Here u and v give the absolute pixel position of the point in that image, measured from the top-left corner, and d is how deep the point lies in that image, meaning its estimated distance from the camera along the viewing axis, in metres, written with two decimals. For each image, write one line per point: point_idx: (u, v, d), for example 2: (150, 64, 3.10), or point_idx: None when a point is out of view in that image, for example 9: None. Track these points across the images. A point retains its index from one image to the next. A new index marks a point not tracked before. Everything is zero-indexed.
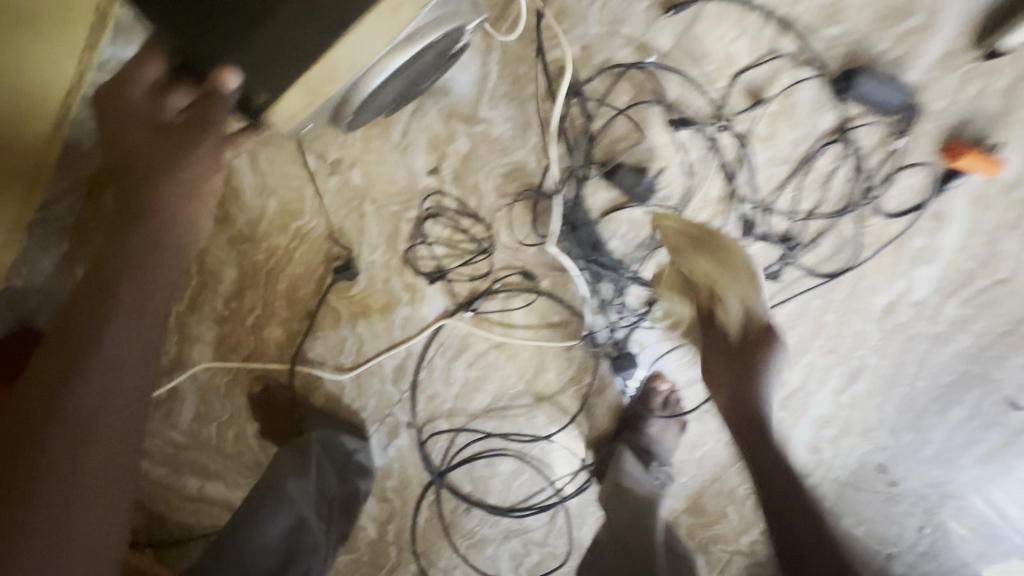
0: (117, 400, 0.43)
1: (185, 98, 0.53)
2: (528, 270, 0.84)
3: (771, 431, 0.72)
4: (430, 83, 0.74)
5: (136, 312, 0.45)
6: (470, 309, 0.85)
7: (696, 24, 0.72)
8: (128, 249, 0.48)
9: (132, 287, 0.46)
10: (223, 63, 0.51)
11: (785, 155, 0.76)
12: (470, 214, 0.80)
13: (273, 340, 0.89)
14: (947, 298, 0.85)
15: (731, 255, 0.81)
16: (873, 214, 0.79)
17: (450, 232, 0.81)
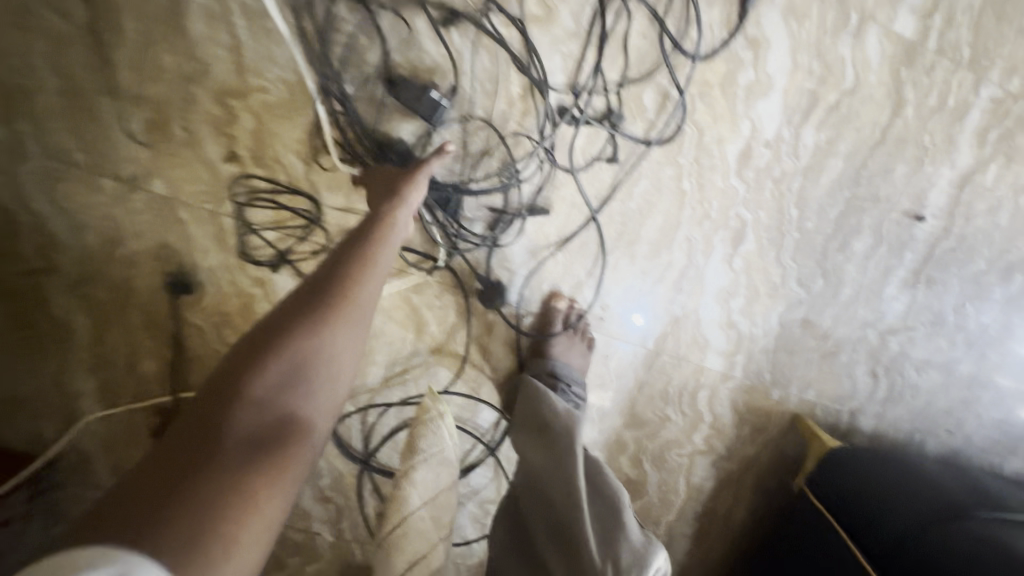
0: (325, 394, 0.53)
1: None
2: None
3: (614, 513, 0.62)
4: (188, 69, 0.71)
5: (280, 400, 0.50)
6: None
7: None
8: (304, 330, 0.54)
9: (261, 385, 0.50)
10: None
11: (569, 28, 0.73)
12: (284, 188, 0.78)
13: (150, 373, 0.87)
14: (800, 126, 0.79)
15: (559, 149, 0.78)
16: (688, 61, 0.75)
17: (272, 213, 0.79)
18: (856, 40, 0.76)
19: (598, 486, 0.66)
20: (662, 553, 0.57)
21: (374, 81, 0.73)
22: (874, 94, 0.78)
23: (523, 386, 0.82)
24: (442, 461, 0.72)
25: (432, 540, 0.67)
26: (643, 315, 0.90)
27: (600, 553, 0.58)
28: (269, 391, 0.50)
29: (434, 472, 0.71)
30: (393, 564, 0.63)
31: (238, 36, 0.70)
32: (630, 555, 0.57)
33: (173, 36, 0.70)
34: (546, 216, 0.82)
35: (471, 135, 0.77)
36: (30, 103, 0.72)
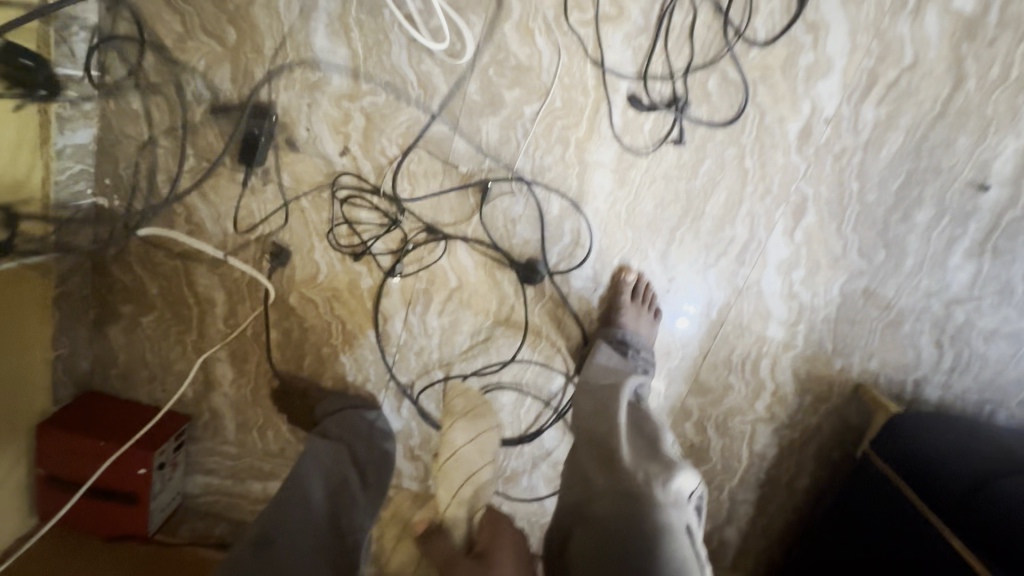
0: None
1: None
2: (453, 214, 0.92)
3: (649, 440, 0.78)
4: (311, 78, 0.85)
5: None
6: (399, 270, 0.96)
7: None
8: None
9: None
10: None
11: (639, 24, 0.81)
12: (370, 187, 0.90)
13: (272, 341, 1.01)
14: (860, 103, 0.84)
15: (629, 133, 0.86)
16: (750, 47, 0.81)
17: (359, 208, 0.92)
18: (914, 19, 0.80)
19: (640, 424, 0.82)
20: (687, 469, 0.71)
21: (466, 81, 0.84)
22: (935, 69, 0.82)
23: (595, 351, 0.94)
24: (483, 409, 0.95)
25: (479, 464, 0.84)
26: (693, 305, 0.98)
27: (632, 463, 0.73)
28: None
29: (472, 420, 0.91)
30: (452, 478, 0.82)
31: (354, 49, 0.83)
32: (657, 467, 0.71)
33: (302, 52, 0.83)
34: (616, 196, 0.90)
35: (549, 124, 0.86)
36: (188, 114, 0.87)
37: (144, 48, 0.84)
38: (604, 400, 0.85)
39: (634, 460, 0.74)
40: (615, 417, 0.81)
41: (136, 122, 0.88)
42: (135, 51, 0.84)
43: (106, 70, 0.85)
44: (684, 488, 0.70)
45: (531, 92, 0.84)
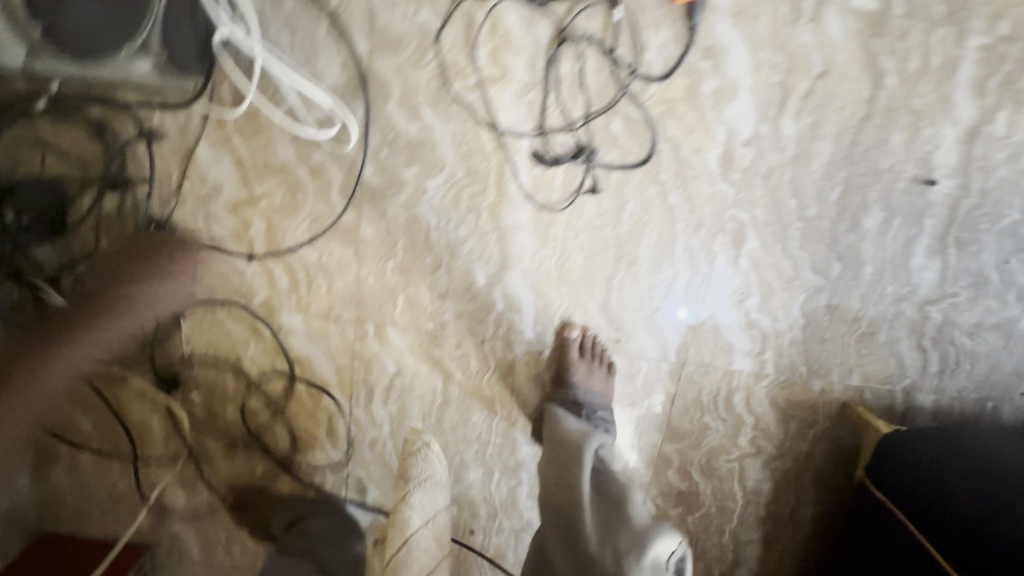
0: None
1: None
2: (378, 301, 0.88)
3: (613, 500, 0.75)
4: (202, 191, 0.81)
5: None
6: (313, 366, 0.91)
7: (374, 20, 0.74)
8: None
9: None
10: None
11: (527, 81, 0.76)
12: (266, 289, 0.87)
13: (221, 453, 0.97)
14: (776, 120, 0.79)
15: (542, 191, 0.82)
16: (647, 84, 0.76)
17: (260, 313, 0.88)
18: (815, 26, 0.75)
19: (601, 484, 0.79)
20: (666, 537, 0.70)
21: (361, 167, 0.80)
22: (849, 72, 0.77)
23: (547, 414, 0.87)
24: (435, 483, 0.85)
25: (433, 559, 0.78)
26: (682, 306, 0.89)
27: (602, 537, 0.70)
28: None
29: (430, 495, 0.83)
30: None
31: (240, 155, 0.79)
32: (629, 539, 0.69)
33: (188, 168, 0.80)
34: (542, 254, 0.85)
35: (455, 195, 0.81)
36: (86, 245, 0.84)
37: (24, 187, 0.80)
38: (565, 471, 0.78)
39: (602, 534, 0.71)
40: (578, 486, 0.76)
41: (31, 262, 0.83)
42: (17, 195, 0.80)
43: None
44: (661, 555, 0.69)
45: (430, 167, 0.80)
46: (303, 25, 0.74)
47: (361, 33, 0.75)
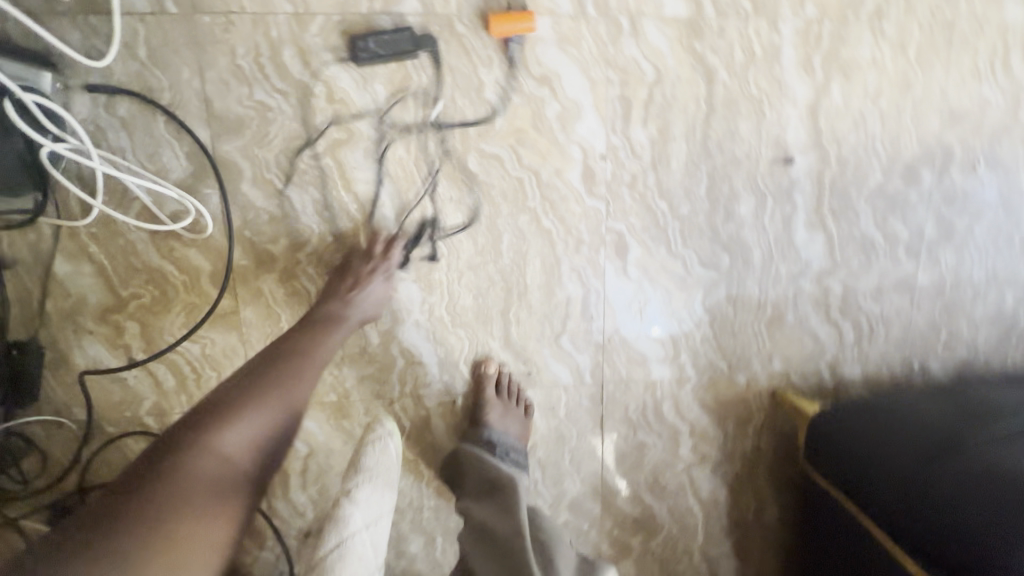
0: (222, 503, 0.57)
1: None
2: None
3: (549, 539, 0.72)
4: (67, 305, 0.78)
5: (179, 501, 0.54)
6: None
7: (210, 106, 0.74)
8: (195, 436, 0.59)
9: (222, 440, 0.59)
10: None
11: (374, 137, 0.77)
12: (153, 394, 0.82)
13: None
14: (624, 130, 0.81)
15: (415, 239, 0.81)
16: (491, 119, 0.78)
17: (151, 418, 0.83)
18: (637, 38, 0.78)
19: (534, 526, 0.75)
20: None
21: (227, 250, 0.79)
22: (681, 74, 0.80)
23: (467, 456, 0.81)
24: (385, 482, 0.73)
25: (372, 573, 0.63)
26: (606, 324, 0.88)
27: None
28: (231, 445, 0.60)
29: (376, 494, 0.69)
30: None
31: (101, 260, 0.77)
32: None
33: (49, 285, 0.78)
34: (431, 300, 0.83)
35: (329, 259, 0.80)
36: None
37: None
38: (498, 504, 0.74)
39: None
40: (517, 519, 0.72)
41: None
42: None
43: None
44: None
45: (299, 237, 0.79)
46: (139, 124, 0.74)
47: (199, 122, 0.75)
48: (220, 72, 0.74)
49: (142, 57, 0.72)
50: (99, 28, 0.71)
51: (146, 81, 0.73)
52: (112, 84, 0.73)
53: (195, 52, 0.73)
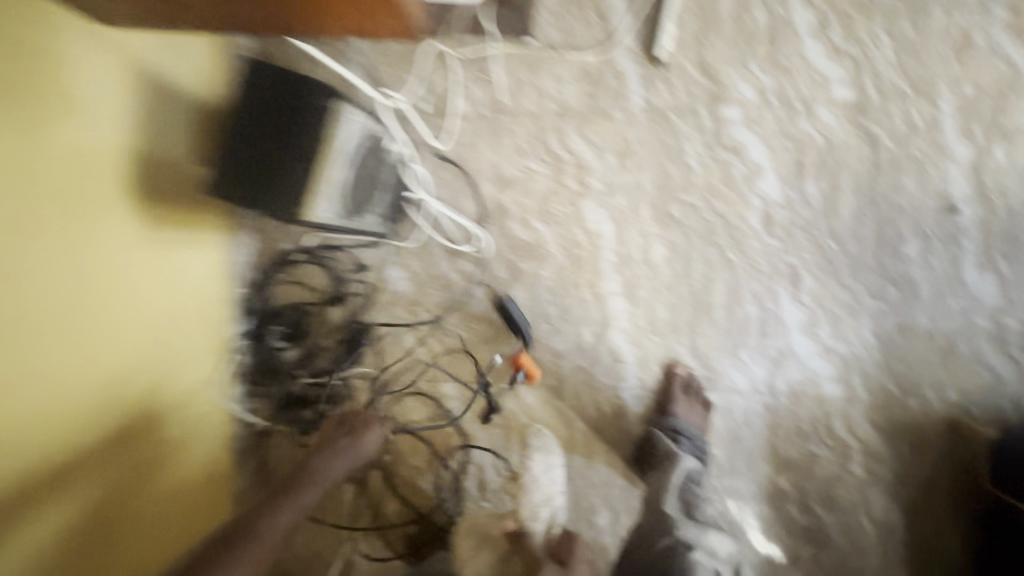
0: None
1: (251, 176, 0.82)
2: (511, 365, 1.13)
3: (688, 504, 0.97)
4: (388, 298, 1.16)
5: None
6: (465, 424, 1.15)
7: (497, 169, 1.11)
8: None
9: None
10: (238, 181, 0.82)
11: (603, 190, 1.08)
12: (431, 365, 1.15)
13: (387, 499, 1.17)
14: (799, 185, 1.03)
15: (626, 263, 1.09)
16: (691, 178, 1.06)
17: (427, 383, 1.16)
18: (811, 117, 1.02)
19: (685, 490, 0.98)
20: (725, 540, 0.93)
21: (492, 266, 1.12)
22: (849, 142, 1.01)
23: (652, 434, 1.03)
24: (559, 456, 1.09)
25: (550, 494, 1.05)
26: (781, 342, 1.05)
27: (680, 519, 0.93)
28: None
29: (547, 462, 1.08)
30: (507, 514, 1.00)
31: (414, 269, 1.15)
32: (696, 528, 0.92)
33: (380, 284, 1.16)
34: (635, 311, 1.09)
35: (562, 275, 1.10)
36: (311, 347, 1.18)
37: (279, 311, 1.17)
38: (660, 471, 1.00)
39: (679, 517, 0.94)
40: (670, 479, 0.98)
41: (276, 362, 1.17)
42: (275, 317, 1.17)
43: (256, 333, 1.17)
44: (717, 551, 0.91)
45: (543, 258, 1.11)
46: (451, 180, 1.12)
47: (487, 179, 1.11)
48: (505, 147, 1.11)
49: (459, 139, 1.11)
50: (437, 122, 1.11)
51: (459, 154, 1.11)
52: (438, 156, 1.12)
53: (491, 135, 1.11)
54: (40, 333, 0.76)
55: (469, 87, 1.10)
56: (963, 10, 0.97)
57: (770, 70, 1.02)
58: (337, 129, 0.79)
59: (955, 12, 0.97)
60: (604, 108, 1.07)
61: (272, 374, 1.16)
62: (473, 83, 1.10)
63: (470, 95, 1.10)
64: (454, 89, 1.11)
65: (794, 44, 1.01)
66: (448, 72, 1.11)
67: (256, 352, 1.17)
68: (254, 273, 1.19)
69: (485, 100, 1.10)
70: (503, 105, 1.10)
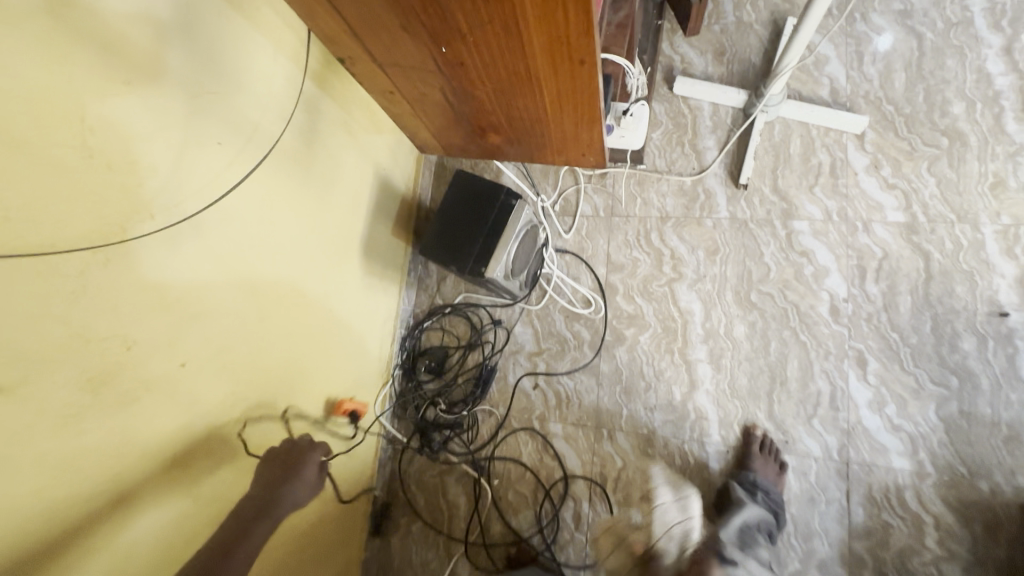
0: None
1: (449, 235, 1.20)
2: (611, 414, 1.37)
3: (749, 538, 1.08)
4: (513, 349, 1.47)
5: None
6: (568, 461, 1.37)
7: (608, 256, 1.43)
8: None
9: None
10: (441, 241, 1.22)
11: (694, 278, 1.36)
12: (544, 407, 1.41)
13: (493, 520, 1.37)
14: (862, 285, 1.26)
15: (713, 336, 1.33)
16: (767, 273, 1.32)
17: (539, 422, 1.41)
18: (869, 232, 1.28)
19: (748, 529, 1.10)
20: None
21: (600, 331, 1.41)
22: (903, 254, 1.25)
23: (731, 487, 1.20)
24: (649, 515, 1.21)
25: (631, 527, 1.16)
26: (851, 415, 1.22)
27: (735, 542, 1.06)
28: None
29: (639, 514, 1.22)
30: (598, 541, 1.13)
31: (537, 328, 1.46)
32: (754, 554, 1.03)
33: (508, 338, 1.48)
34: (719, 377, 1.31)
35: (657, 343, 1.36)
36: (448, 382, 1.47)
37: (428, 351, 1.49)
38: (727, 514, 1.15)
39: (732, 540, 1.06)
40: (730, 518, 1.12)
41: (419, 392, 1.47)
42: (425, 356, 1.49)
43: (408, 367, 1.49)
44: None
45: (642, 328, 1.38)
46: (573, 262, 1.45)
47: (601, 263, 1.44)
48: (616, 240, 1.43)
49: (581, 232, 1.46)
50: (565, 218, 1.47)
51: (580, 243, 1.46)
52: (564, 243, 1.46)
53: (606, 230, 1.44)
54: (256, 334, 0.98)
55: (591, 196, 1.47)
56: (994, 159, 1.24)
57: (832, 196, 1.31)
58: (518, 217, 1.16)
59: (987, 161, 1.24)
60: (697, 216, 1.39)
61: (417, 401, 1.46)
62: (595, 193, 1.46)
63: (592, 201, 1.46)
64: (579, 196, 1.47)
65: (851, 178, 1.31)
66: (576, 183, 1.48)
67: (407, 382, 1.48)
68: (415, 319, 1.54)
69: (603, 205, 1.46)
70: (617, 209, 1.45)
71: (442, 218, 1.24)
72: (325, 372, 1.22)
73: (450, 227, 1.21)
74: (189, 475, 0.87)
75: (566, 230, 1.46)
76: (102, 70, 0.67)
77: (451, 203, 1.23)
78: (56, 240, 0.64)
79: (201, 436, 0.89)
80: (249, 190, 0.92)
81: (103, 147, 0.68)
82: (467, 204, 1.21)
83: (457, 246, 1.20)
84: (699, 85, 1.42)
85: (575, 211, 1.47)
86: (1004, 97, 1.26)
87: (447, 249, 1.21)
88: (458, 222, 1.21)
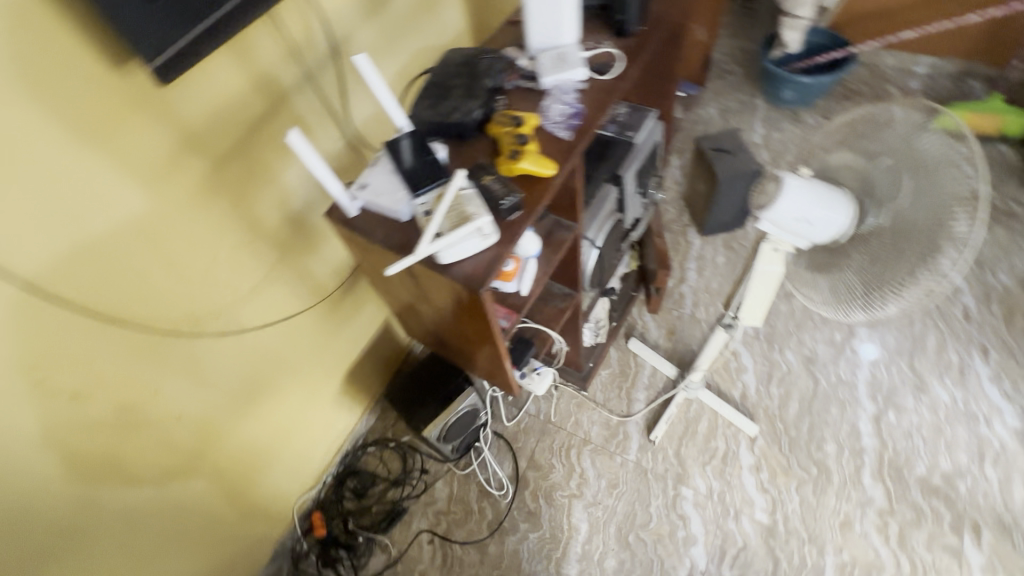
0: None
1: (407, 393, 1.53)
2: None
3: None
4: (428, 500, 1.69)
5: None
6: None
7: (533, 453, 1.71)
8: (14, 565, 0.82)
9: None
10: (399, 395, 1.54)
11: (591, 500, 1.61)
12: (429, 564, 1.59)
13: None
14: (718, 564, 1.48)
15: (588, 558, 1.53)
16: (647, 522, 1.56)
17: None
18: (737, 521, 1.52)
19: None
20: None
21: (502, 514, 1.63)
22: (758, 551, 1.48)
23: None
24: None
25: None
26: None
27: None
28: None
29: None
30: None
31: (453, 490, 1.69)
32: None
33: (428, 488, 1.71)
34: None
35: (542, 545, 1.57)
36: (364, 506, 1.69)
37: (360, 472, 1.73)
38: None
39: None
40: None
41: (338, 505, 1.69)
42: (355, 476, 1.73)
43: (338, 479, 1.72)
44: None
45: (535, 526, 1.60)
46: (504, 446, 1.73)
47: (525, 457, 1.71)
48: (544, 442, 1.73)
49: (520, 425, 1.77)
50: (512, 408, 1.79)
51: (516, 433, 1.75)
52: (503, 428, 1.77)
53: (539, 431, 1.75)
54: (237, 414, 1.29)
55: (539, 399, 1.80)
56: (848, 501, 1.51)
57: (717, 478, 1.59)
58: (462, 399, 1.49)
59: (842, 500, 1.51)
60: (611, 450, 1.68)
61: (332, 514, 1.67)
62: (543, 398, 1.80)
63: (538, 403, 1.79)
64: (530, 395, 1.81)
65: (736, 470, 1.60)
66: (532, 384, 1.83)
67: (331, 492, 1.71)
68: (363, 440, 1.80)
69: (545, 410, 1.78)
70: (553, 418, 1.76)
71: (409, 376, 1.57)
72: (271, 462, 1.47)
73: (410, 387, 1.54)
74: (132, 504, 1.11)
75: (509, 418, 1.78)
76: (241, 232, 1.13)
77: (420, 368, 1.57)
78: (155, 318, 1.02)
79: (159, 477, 1.15)
80: (286, 316, 1.32)
81: (214, 273, 1.10)
82: (429, 374, 1.55)
83: (406, 406, 1.52)
84: (646, 349, 1.82)
85: (522, 406, 1.79)
86: (867, 454, 1.57)
87: (400, 403, 1.53)
88: (416, 385, 1.54)
